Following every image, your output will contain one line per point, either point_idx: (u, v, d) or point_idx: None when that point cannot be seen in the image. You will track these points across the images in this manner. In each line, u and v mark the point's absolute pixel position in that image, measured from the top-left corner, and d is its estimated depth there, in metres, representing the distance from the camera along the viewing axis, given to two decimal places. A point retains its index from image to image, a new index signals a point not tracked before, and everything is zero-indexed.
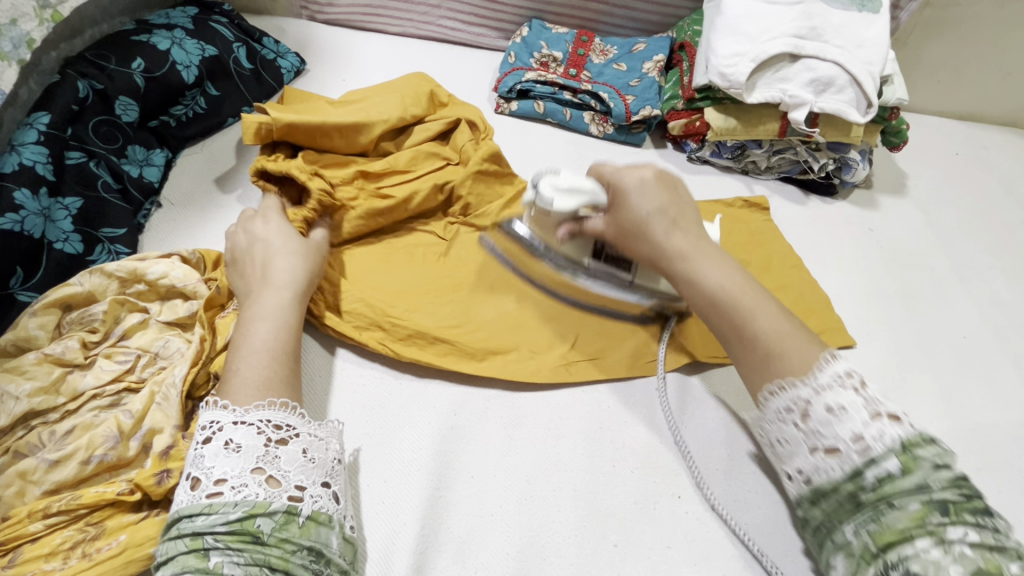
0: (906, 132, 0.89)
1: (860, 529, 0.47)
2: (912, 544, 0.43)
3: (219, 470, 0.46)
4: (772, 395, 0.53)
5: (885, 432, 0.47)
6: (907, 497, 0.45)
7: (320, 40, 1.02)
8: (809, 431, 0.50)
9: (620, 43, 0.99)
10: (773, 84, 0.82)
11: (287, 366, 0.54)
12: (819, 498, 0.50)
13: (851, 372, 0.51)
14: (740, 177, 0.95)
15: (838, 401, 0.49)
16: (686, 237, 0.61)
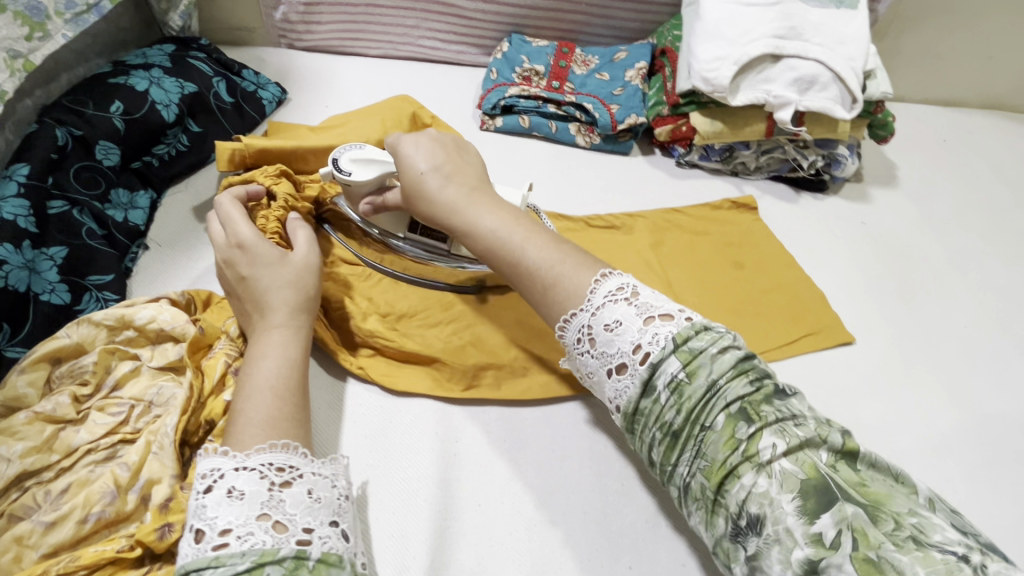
0: (893, 124, 0.89)
1: (694, 468, 0.47)
2: (739, 478, 0.44)
3: (222, 521, 0.44)
4: (566, 328, 0.55)
5: (659, 334, 0.49)
6: (712, 412, 0.47)
7: (300, 68, 1.01)
8: (601, 355, 0.52)
9: (601, 53, 0.98)
10: (756, 86, 0.82)
11: (294, 408, 0.53)
12: (637, 424, 0.51)
13: (623, 285, 0.54)
14: (730, 179, 0.95)
15: (616, 321, 0.52)
16: (457, 189, 0.62)
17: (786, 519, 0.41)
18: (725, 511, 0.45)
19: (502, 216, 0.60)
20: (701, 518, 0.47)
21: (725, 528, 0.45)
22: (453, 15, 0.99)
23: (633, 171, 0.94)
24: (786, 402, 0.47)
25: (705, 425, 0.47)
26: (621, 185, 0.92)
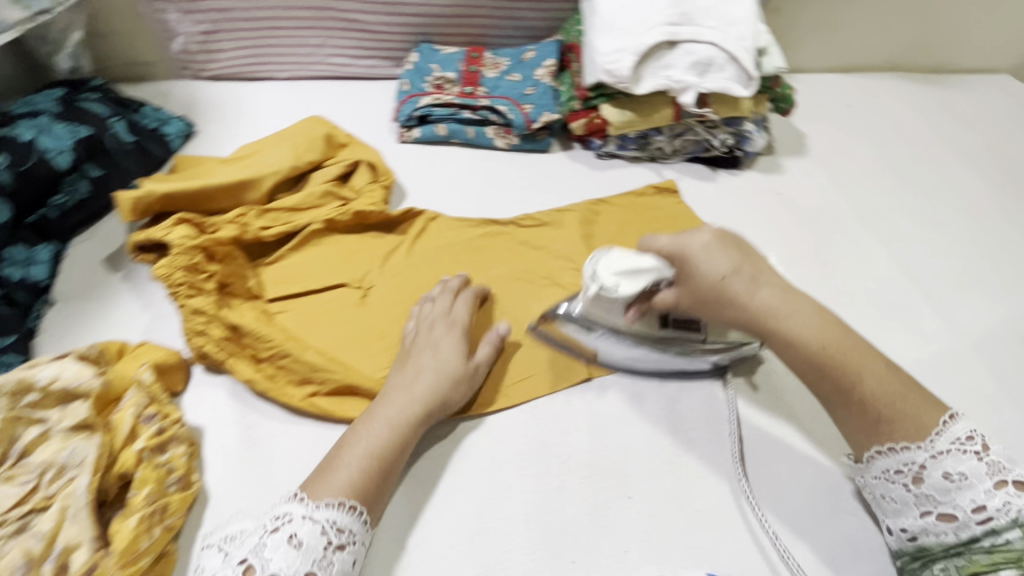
0: (792, 96, 0.93)
1: (949, 566, 0.53)
2: (1000, 575, 0.49)
3: (274, 565, 0.49)
4: (879, 456, 0.56)
5: (1011, 504, 0.50)
6: (1002, 556, 0.50)
7: (207, 98, 0.98)
8: (921, 494, 0.54)
9: (511, 54, 0.99)
10: (658, 73, 0.84)
11: (381, 472, 0.57)
12: (920, 554, 0.55)
13: (971, 434, 0.54)
14: (649, 165, 0.97)
15: (959, 471, 0.53)
16: (775, 291, 0.59)
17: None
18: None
19: (813, 331, 0.57)
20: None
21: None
22: (359, 30, 0.98)
23: (555, 168, 0.95)
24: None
25: (988, 550, 0.50)
26: (544, 183, 0.93)
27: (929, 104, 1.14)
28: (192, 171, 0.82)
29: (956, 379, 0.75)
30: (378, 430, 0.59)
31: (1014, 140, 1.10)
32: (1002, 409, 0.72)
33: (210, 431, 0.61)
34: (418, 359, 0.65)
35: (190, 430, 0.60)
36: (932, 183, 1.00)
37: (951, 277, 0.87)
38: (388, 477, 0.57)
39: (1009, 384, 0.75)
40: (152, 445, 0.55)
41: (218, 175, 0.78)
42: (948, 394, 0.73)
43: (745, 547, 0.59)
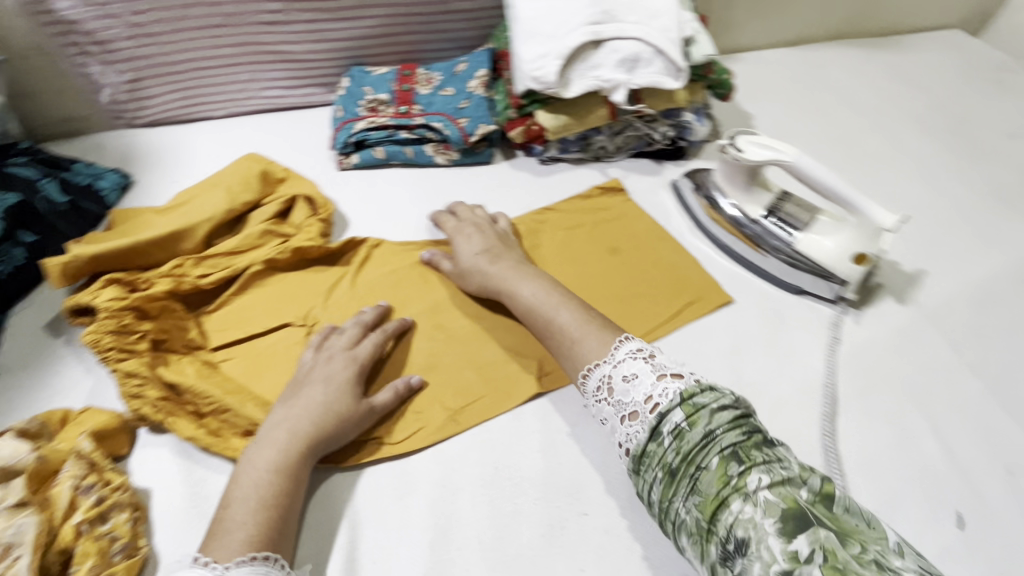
0: (731, 80, 0.91)
1: (689, 505, 0.48)
2: (731, 508, 0.45)
3: None
4: (589, 374, 0.60)
5: (669, 388, 0.53)
6: (709, 453, 0.48)
7: (143, 146, 0.97)
8: (615, 403, 0.56)
9: (443, 68, 0.98)
10: (586, 74, 0.83)
11: (274, 526, 0.55)
12: (643, 468, 0.52)
13: (642, 347, 0.59)
14: (594, 165, 0.96)
15: (638, 367, 0.56)
16: (504, 265, 0.73)
17: (768, 540, 0.42)
18: (715, 537, 0.46)
19: (542, 282, 0.70)
20: (696, 552, 0.47)
21: (716, 553, 0.45)
22: (287, 61, 0.97)
23: (497, 179, 0.94)
24: (773, 448, 0.49)
25: (701, 464, 0.48)
26: (487, 195, 0.92)
27: (877, 70, 1.13)
28: (128, 223, 0.80)
29: (912, 352, 0.73)
30: (266, 478, 0.57)
31: (965, 96, 1.08)
32: (961, 380, 0.70)
33: (158, 493, 0.61)
34: (309, 395, 0.63)
35: (136, 494, 0.60)
36: (882, 150, 0.98)
37: (905, 247, 0.85)
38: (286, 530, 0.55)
39: (965, 352, 0.73)
40: (90, 517, 0.54)
41: (150, 228, 0.77)
42: (909, 369, 0.71)
43: None
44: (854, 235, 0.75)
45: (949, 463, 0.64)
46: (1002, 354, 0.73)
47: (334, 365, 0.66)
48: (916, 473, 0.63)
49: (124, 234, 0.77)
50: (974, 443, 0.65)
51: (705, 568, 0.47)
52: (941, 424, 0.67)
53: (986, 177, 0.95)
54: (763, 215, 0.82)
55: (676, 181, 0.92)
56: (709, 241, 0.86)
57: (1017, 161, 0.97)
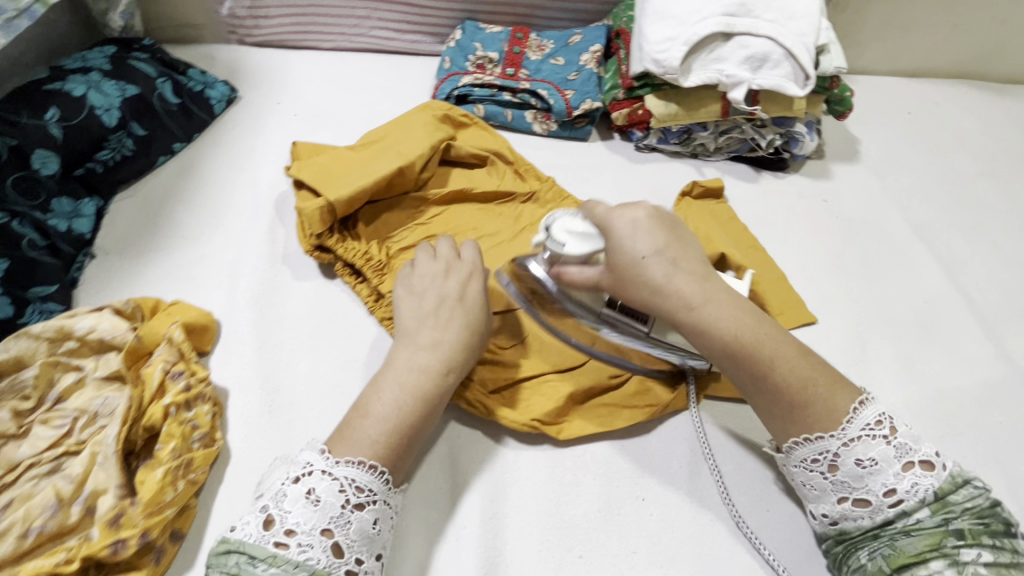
0: (851, 98, 0.88)
1: (875, 553, 0.52)
2: (929, 566, 0.48)
3: (291, 521, 0.49)
4: (800, 445, 0.55)
5: (919, 484, 0.51)
6: (930, 532, 0.50)
7: (250, 64, 0.99)
8: (839, 481, 0.53)
9: (556, 37, 0.96)
10: (708, 66, 0.81)
11: (398, 450, 0.55)
12: (843, 539, 0.54)
13: (880, 418, 0.53)
14: (690, 161, 0.94)
15: (871, 458, 0.52)
16: (690, 279, 0.57)
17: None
18: None
19: (731, 320, 0.55)
20: None
21: None
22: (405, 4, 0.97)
23: (591, 157, 0.93)
24: (1010, 540, 0.49)
25: (901, 527, 0.51)
26: (580, 171, 0.91)
27: (999, 116, 1.07)
28: (330, 156, 0.79)
29: (1000, 409, 0.70)
30: (399, 398, 0.56)
31: None
32: None
33: (234, 394, 0.62)
34: (447, 320, 0.62)
35: (216, 391, 0.62)
36: (993, 199, 0.94)
37: (1008, 305, 0.81)
38: (411, 450, 0.56)
39: None
40: (179, 401, 0.56)
41: (379, 159, 0.78)
42: (991, 424, 0.69)
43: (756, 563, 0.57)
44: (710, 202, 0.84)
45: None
46: None
47: (455, 321, 0.62)
48: None
49: (323, 174, 0.76)
50: None
51: None
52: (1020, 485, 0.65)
53: None
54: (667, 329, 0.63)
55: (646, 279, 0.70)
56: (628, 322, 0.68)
57: None
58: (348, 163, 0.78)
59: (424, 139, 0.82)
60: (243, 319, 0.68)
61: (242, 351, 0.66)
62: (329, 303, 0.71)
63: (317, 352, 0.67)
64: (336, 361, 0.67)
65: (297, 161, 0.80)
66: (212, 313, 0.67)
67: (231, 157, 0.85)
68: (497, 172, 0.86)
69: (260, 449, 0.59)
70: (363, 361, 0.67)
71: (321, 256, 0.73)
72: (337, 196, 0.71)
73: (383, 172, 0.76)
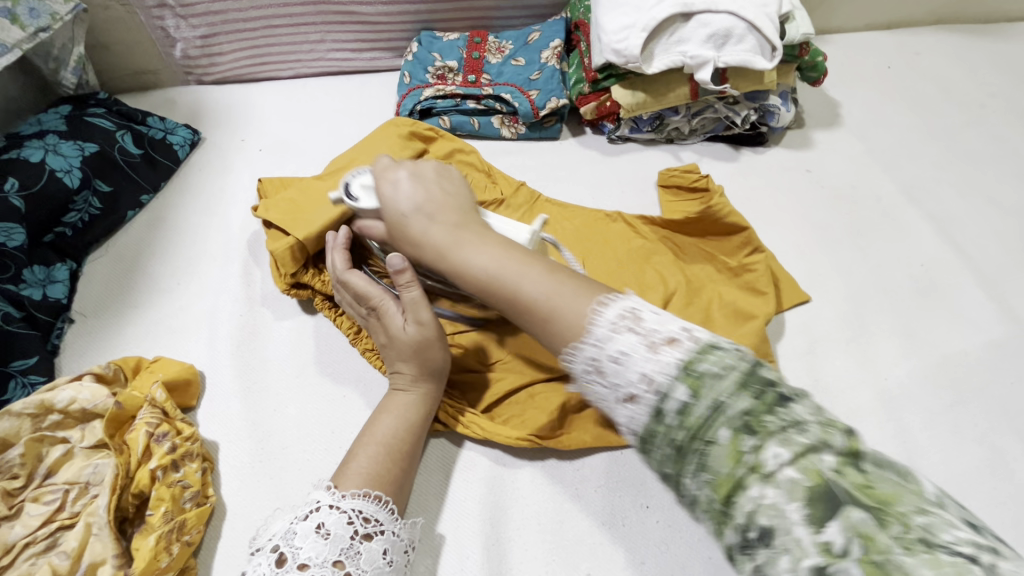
0: (824, 63, 0.85)
1: (701, 482, 0.39)
2: (748, 492, 0.37)
3: (304, 554, 0.46)
4: (573, 362, 0.47)
5: (666, 361, 0.42)
6: (715, 426, 0.39)
7: (212, 104, 0.98)
8: (610, 385, 0.45)
9: (514, 37, 0.94)
10: (671, 49, 0.78)
11: (395, 469, 0.55)
12: (649, 446, 0.43)
13: (628, 309, 0.46)
14: (665, 147, 0.91)
15: (624, 347, 0.44)
16: (442, 229, 0.56)
17: (795, 530, 0.35)
18: (733, 523, 0.38)
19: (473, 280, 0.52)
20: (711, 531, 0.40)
21: (734, 540, 0.38)
22: (358, 22, 0.94)
23: (564, 155, 0.90)
24: (791, 408, 0.39)
25: (708, 436, 0.39)
26: (554, 172, 0.89)
27: (982, 60, 1.03)
28: (297, 189, 0.78)
29: (1010, 369, 0.68)
30: (384, 429, 0.57)
31: None
32: None
33: (224, 446, 0.62)
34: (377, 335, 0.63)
35: (204, 445, 0.61)
36: (982, 148, 0.91)
37: (1008, 257, 0.78)
38: (408, 469, 0.56)
39: None
40: (164, 463, 0.55)
41: None
42: (1001, 387, 0.66)
43: None
44: None
45: None
46: None
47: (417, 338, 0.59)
48: (1009, 498, 0.59)
49: (292, 210, 0.74)
50: None
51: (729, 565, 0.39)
52: None
53: None
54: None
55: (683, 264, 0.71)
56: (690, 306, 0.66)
57: None
58: (316, 195, 0.77)
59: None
60: (227, 369, 0.67)
61: (228, 401, 0.65)
62: (312, 340, 0.70)
63: (304, 392, 0.66)
64: (324, 399, 0.66)
65: (265, 199, 0.78)
66: (194, 366, 0.66)
67: (201, 202, 0.84)
68: (472, 183, 0.85)
69: (255, 498, 0.59)
70: (352, 396, 0.66)
71: (298, 293, 0.71)
72: (305, 233, 0.69)
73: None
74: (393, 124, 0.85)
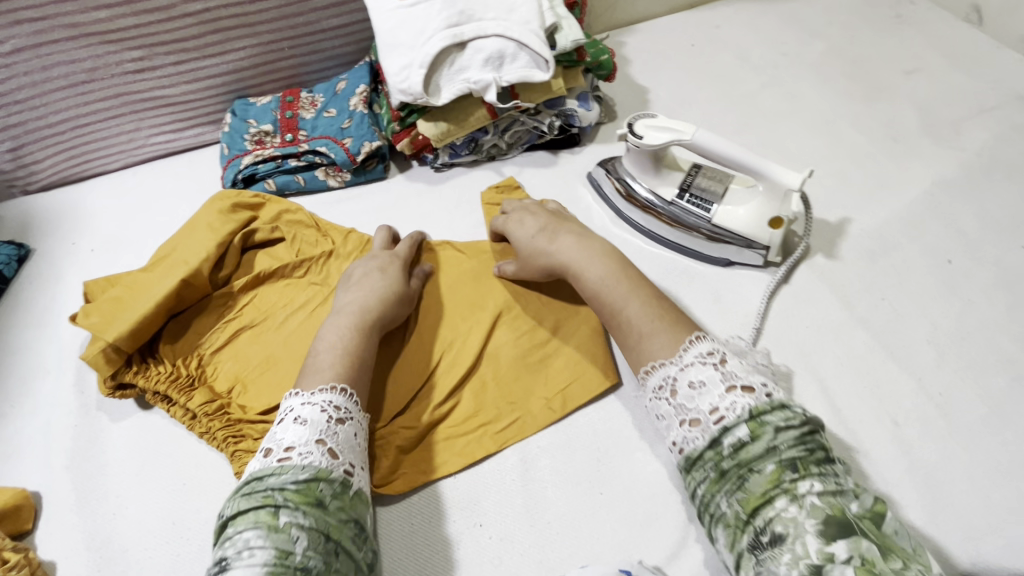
0: (611, 60, 0.90)
1: (731, 500, 0.48)
2: (774, 505, 0.46)
3: (289, 440, 0.55)
4: (651, 373, 0.58)
5: (737, 403, 0.51)
6: (763, 459, 0.48)
7: (39, 211, 0.96)
8: (677, 406, 0.54)
9: (325, 88, 0.96)
10: (455, 78, 0.82)
11: (354, 371, 0.62)
12: (694, 467, 0.52)
13: (711, 350, 0.56)
14: (489, 165, 0.95)
15: (704, 377, 0.54)
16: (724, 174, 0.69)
17: (806, 538, 0.44)
18: (751, 528, 0.47)
19: None
20: (725, 539, 0.49)
21: (746, 543, 0.47)
22: (169, 105, 0.96)
23: (393, 193, 0.93)
24: (834, 467, 0.48)
25: (753, 466, 0.48)
26: (385, 211, 0.91)
27: (773, 22, 1.11)
28: (122, 285, 0.78)
29: (807, 313, 0.73)
30: (340, 337, 0.65)
31: (864, 36, 1.06)
32: (851, 335, 0.70)
33: (63, 563, 0.62)
34: (367, 280, 0.72)
35: (41, 567, 0.62)
36: (777, 106, 0.97)
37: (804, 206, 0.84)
38: (362, 384, 0.63)
39: (859, 307, 0.73)
40: None
41: (161, 277, 0.76)
42: (800, 331, 0.71)
43: (596, 548, 0.59)
44: (763, 202, 0.73)
45: (840, 423, 0.64)
46: (895, 302, 0.72)
47: (387, 275, 0.73)
48: None
49: (115, 306, 0.75)
50: (863, 398, 0.65)
51: (733, 558, 0.48)
52: (832, 382, 0.67)
53: (884, 118, 0.93)
54: (677, 196, 0.78)
55: (592, 175, 0.89)
56: (634, 231, 0.84)
57: (914, 97, 0.96)
58: (138, 288, 0.77)
59: (211, 239, 0.80)
60: (65, 484, 0.67)
61: (68, 515, 0.65)
62: (151, 434, 0.71)
63: (143, 489, 0.67)
64: (165, 493, 0.66)
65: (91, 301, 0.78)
66: (27, 490, 0.66)
67: (32, 318, 0.83)
68: (302, 241, 0.86)
69: None
70: (192, 482, 0.67)
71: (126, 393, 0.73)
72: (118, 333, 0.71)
73: (166, 289, 0.74)
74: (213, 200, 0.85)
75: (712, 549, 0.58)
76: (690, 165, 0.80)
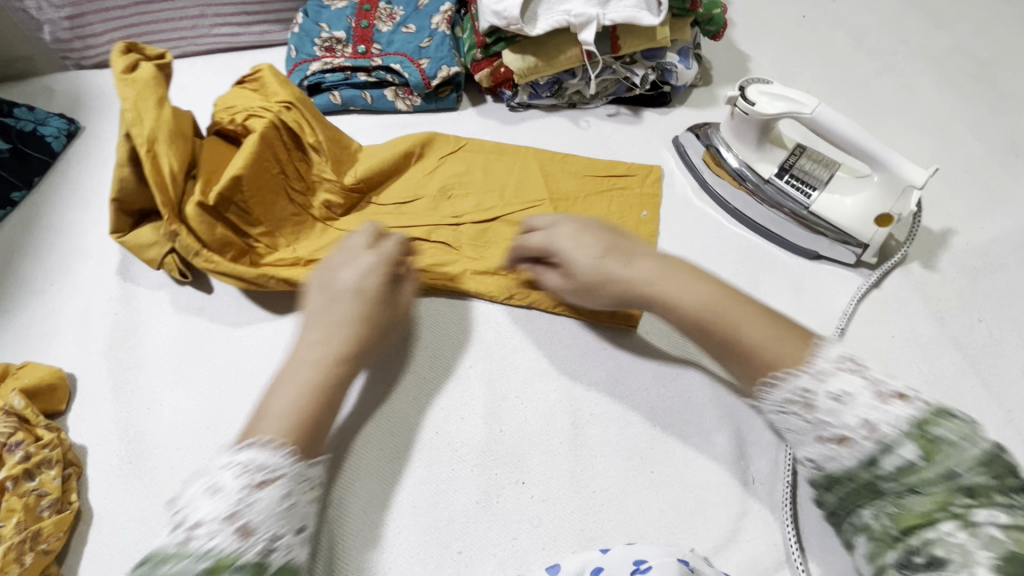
0: (722, 16, 0.82)
1: (880, 513, 0.44)
2: (938, 528, 0.41)
3: (200, 515, 0.44)
4: (770, 388, 0.51)
5: (895, 414, 0.45)
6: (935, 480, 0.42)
7: (92, 88, 0.91)
8: (816, 421, 0.48)
9: (405, 2, 0.89)
10: (554, 9, 0.75)
11: (312, 421, 0.52)
12: (831, 485, 0.47)
13: (847, 357, 0.49)
14: (568, 112, 0.87)
15: (842, 390, 0.47)
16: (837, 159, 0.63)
17: (976, 569, 0.39)
18: (902, 547, 0.43)
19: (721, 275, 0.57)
20: (866, 551, 0.45)
21: (893, 559, 0.43)
22: None
23: (461, 127, 0.87)
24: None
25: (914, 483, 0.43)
26: None
27: (896, 4, 1.00)
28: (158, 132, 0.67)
29: (894, 323, 0.68)
30: (297, 390, 0.54)
31: (996, 35, 0.96)
32: (940, 353, 0.65)
33: (95, 450, 0.61)
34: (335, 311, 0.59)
35: (72, 450, 0.60)
36: (889, 98, 0.89)
37: None
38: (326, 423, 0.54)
39: (953, 325, 0.67)
40: (15, 473, 0.54)
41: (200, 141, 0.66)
42: (884, 341, 0.67)
43: (641, 526, 0.57)
44: (876, 195, 0.66)
45: None
46: (992, 327, 0.67)
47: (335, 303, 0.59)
48: None
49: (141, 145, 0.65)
50: None
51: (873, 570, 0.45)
52: None
53: (1006, 128, 0.85)
54: (775, 174, 0.73)
55: (678, 139, 0.82)
56: (715, 206, 0.77)
57: None
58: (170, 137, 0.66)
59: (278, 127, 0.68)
60: (100, 371, 0.65)
61: (103, 403, 0.63)
62: (190, 334, 0.68)
63: (178, 388, 0.64)
64: (200, 394, 0.64)
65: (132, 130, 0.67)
66: (63, 370, 0.64)
67: (78, 197, 0.80)
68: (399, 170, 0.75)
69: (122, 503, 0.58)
70: (229, 389, 0.64)
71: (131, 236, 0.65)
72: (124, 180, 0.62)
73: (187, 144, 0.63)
74: (153, 75, 0.62)
75: (761, 547, 0.56)
76: (793, 144, 0.74)
